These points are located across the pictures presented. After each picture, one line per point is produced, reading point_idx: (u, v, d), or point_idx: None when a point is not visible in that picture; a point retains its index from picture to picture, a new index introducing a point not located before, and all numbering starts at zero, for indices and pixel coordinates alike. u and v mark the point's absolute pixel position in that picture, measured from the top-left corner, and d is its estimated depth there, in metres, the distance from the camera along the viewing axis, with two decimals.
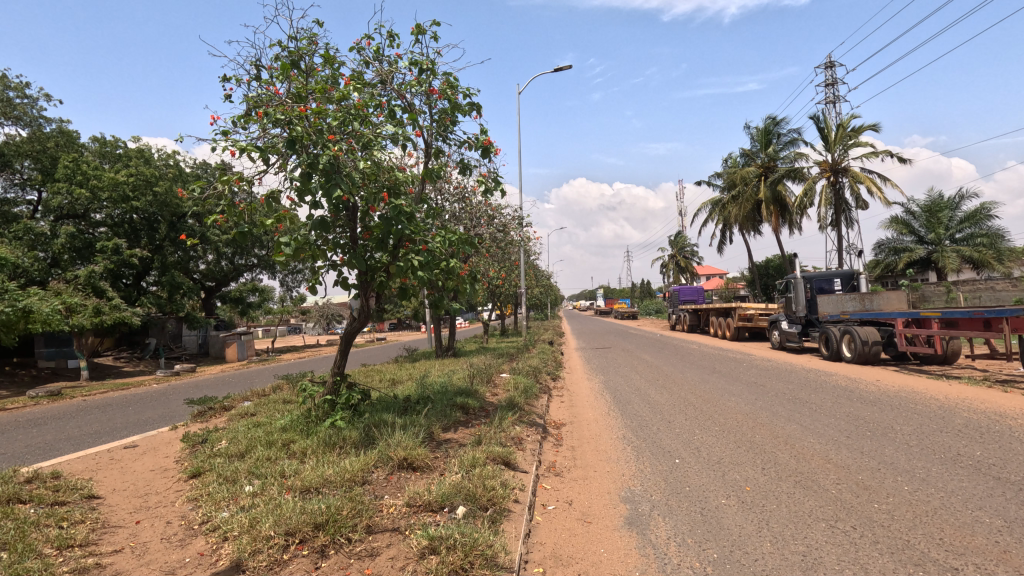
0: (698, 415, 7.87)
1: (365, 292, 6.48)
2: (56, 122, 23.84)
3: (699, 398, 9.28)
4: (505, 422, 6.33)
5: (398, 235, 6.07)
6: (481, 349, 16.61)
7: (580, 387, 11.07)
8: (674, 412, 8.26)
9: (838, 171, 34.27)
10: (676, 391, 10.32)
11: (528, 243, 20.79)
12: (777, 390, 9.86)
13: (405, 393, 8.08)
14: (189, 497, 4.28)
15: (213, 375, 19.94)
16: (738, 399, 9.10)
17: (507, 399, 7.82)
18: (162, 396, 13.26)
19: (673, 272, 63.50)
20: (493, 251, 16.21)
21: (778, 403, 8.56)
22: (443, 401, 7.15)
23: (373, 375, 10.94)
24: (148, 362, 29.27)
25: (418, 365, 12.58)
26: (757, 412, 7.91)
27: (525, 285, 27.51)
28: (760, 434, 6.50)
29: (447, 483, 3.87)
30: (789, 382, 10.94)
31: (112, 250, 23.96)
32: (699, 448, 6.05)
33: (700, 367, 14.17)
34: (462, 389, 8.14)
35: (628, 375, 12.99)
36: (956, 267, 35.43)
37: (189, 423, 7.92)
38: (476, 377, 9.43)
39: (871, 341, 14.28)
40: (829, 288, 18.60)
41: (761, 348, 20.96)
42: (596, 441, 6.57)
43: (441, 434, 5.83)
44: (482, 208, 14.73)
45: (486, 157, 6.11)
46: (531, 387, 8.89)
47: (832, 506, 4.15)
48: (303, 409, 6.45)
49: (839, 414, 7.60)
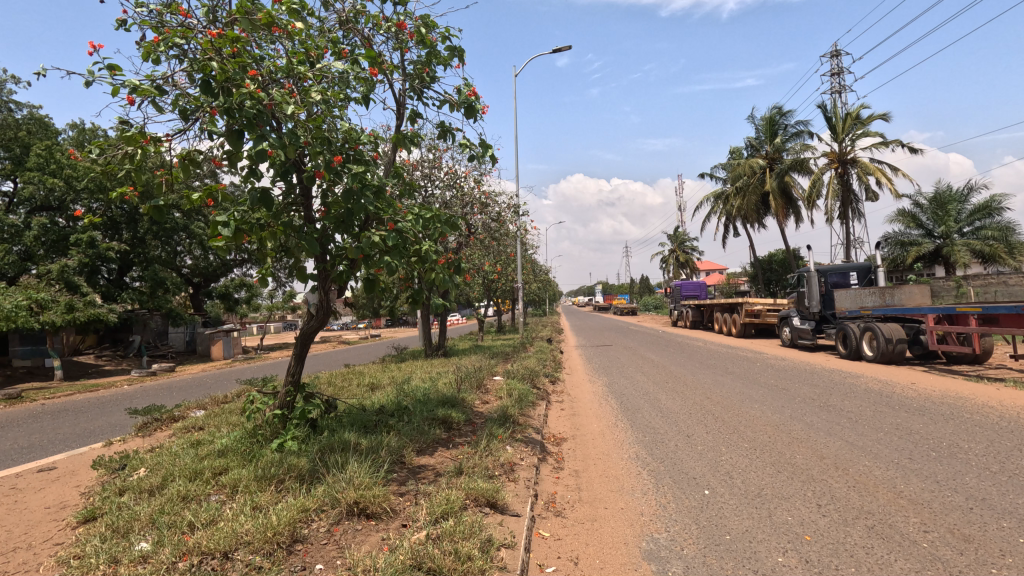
0: (720, 428, 6.77)
1: (325, 286, 5.33)
2: (26, 108, 22.61)
3: (719, 406, 8.17)
4: (494, 441, 5.22)
5: (362, 214, 4.91)
6: (475, 348, 15.46)
7: (582, 391, 9.96)
8: (691, 423, 7.15)
9: (846, 162, 33.15)
10: (690, 396, 9.23)
11: (525, 235, 19.66)
12: (803, 396, 8.76)
13: (379, 403, 6.95)
14: (59, 559, 3.15)
15: (191, 375, 18.82)
16: (762, 405, 8.01)
17: (498, 410, 6.71)
18: (124, 400, 12.10)
19: (673, 267, 62.41)
20: (487, 243, 15.06)
21: (808, 412, 7.48)
22: (422, 414, 6.03)
23: (351, 379, 9.80)
24: (130, 361, 28.11)
25: (403, 366, 11.47)
26: (789, 423, 6.80)
27: (522, 280, 26.37)
28: (802, 455, 5.40)
29: (403, 551, 2.78)
30: (812, 384, 9.87)
31: (87, 242, 22.72)
32: (731, 475, 4.93)
33: (711, 367, 13.04)
34: (447, 398, 7.05)
35: (634, 377, 11.88)
36: (967, 261, 34.38)
37: (128, 438, 6.75)
38: (465, 382, 8.31)
39: (895, 339, 13.23)
40: (844, 282, 17.56)
41: (771, 346, 19.90)
42: (603, 463, 5.49)
43: (414, 459, 4.74)
44: (477, 194, 13.60)
45: (471, 115, 4.94)
46: (527, 394, 7.78)
47: (934, 571, 3.07)
48: (249, 427, 5.32)
49: (885, 426, 6.51)
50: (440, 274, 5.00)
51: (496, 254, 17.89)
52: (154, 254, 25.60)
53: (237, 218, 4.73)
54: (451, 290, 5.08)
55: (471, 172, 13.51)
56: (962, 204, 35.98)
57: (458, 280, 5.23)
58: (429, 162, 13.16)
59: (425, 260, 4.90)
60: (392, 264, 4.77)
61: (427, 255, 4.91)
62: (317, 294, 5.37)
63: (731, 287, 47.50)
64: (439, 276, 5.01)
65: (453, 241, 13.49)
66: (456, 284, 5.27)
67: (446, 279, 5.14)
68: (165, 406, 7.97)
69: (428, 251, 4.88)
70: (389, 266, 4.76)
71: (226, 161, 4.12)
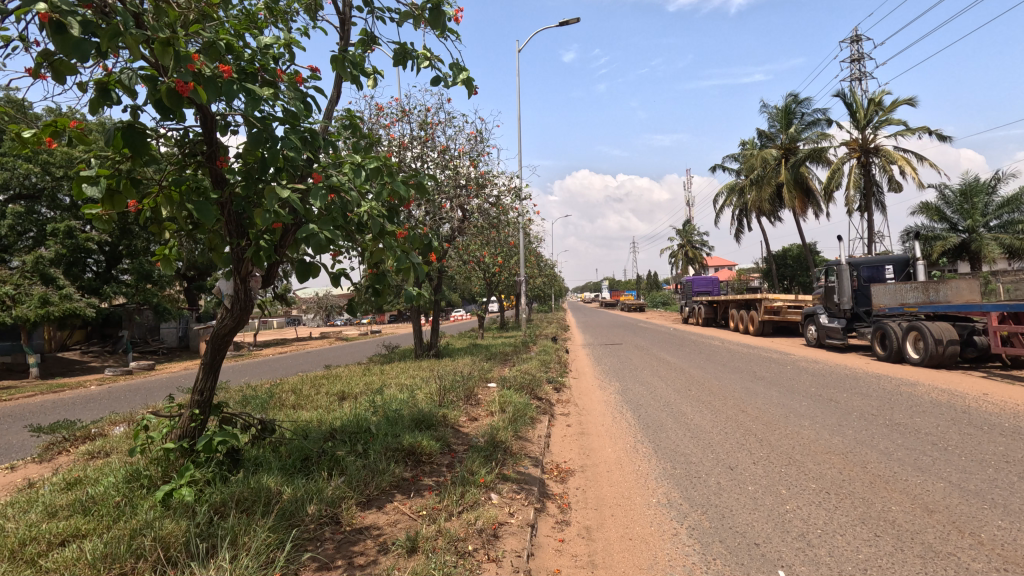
0: (771, 457, 5.29)
1: (239, 270, 3.83)
2: None
3: (759, 423, 6.70)
4: (473, 488, 3.80)
5: (284, 166, 3.40)
6: (472, 347, 14.06)
7: (591, 401, 8.55)
8: (732, 448, 5.66)
9: (869, 151, 31.31)
10: (719, 408, 7.78)
11: (528, 224, 18.23)
12: (858, 410, 7.27)
13: (338, 423, 5.50)
14: None
15: (170, 375, 17.61)
16: (814, 424, 6.52)
17: (485, 433, 5.24)
18: (76, 405, 10.81)
19: (682, 263, 60.65)
20: (484, 232, 13.61)
21: (878, 434, 5.97)
22: (385, 441, 4.58)
23: (321, 385, 8.40)
24: (117, 358, 26.96)
25: (386, 370, 10.09)
26: (861, 452, 5.29)
27: (525, 274, 24.91)
28: (899, 506, 3.92)
29: None
30: (864, 395, 8.35)
31: (65, 232, 21.42)
32: (809, 540, 3.46)
33: (737, 371, 11.55)
34: (426, 415, 5.63)
35: (650, 382, 10.41)
36: (995, 256, 32.48)
37: (20, 464, 5.38)
38: (452, 393, 6.85)
39: (945, 341, 11.72)
40: (879, 276, 15.97)
41: (794, 346, 18.39)
42: (626, 513, 4.04)
43: (355, 520, 3.30)
44: (472, 178, 12.20)
45: (438, 27, 3.45)
46: (525, 409, 6.34)
47: None
48: (140, 464, 3.87)
49: (991, 457, 5.00)
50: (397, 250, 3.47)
51: (492, 243, 16.51)
52: (140, 245, 24.33)
53: (100, 169, 3.28)
54: (414, 272, 3.52)
55: (466, 153, 12.12)
56: (991, 196, 34.01)
57: (425, 259, 3.71)
58: (421, 140, 11.80)
59: (371, 227, 3.37)
60: (325, 234, 3.25)
61: (374, 224, 3.34)
62: (232, 284, 3.89)
63: (743, 284, 45.82)
64: (390, 250, 3.43)
65: (445, 227, 12.24)
66: (423, 265, 3.73)
67: (407, 257, 3.61)
68: (87, 420, 6.59)
69: (373, 215, 3.33)
70: (317, 237, 3.24)
71: (46, 70, 2.65)
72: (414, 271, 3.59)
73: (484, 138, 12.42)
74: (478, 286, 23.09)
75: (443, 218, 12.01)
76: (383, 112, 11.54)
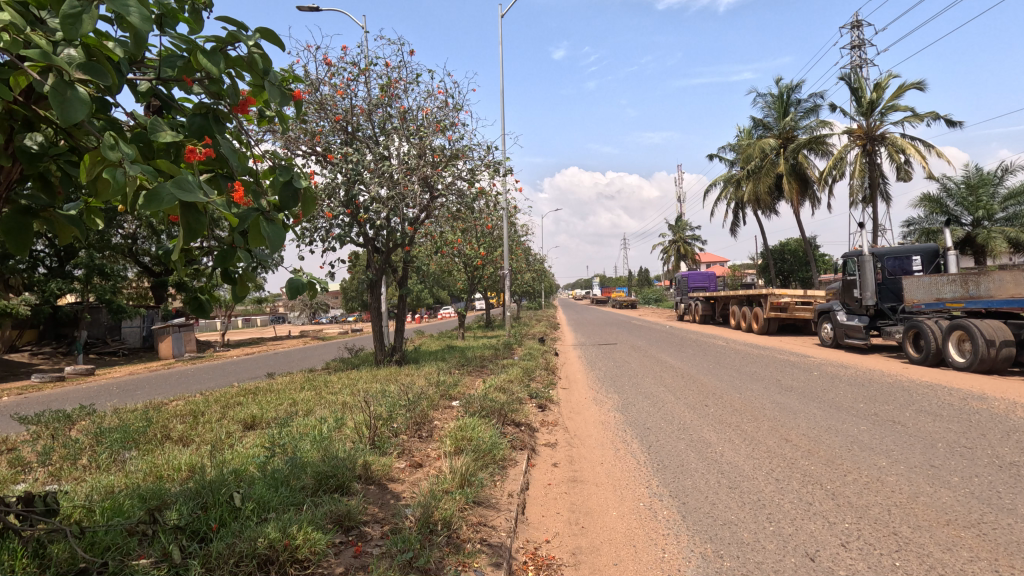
0: (866, 534, 3.42)
1: None
2: None
3: (819, 463, 4.83)
4: None
5: None
6: (446, 351, 12.11)
7: (584, 423, 6.70)
8: (797, 512, 3.79)
9: (875, 139, 29.65)
10: (750, 434, 5.96)
11: (510, 210, 16.36)
12: (943, 440, 5.43)
13: (198, 488, 3.57)
14: None
15: (109, 381, 15.54)
16: (897, 465, 4.65)
17: (418, 502, 3.34)
18: None
19: (674, 258, 58.99)
20: (457, 217, 11.70)
21: (1003, 486, 4.10)
22: (236, 536, 2.65)
23: (234, 408, 6.38)
24: (68, 360, 24.69)
25: (332, 384, 8.20)
26: (1002, 527, 3.42)
27: (511, 268, 22.90)
28: None
29: None
30: (932, 415, 6.52)
31: None
32: None
33: (756, 379, 9.75)
34: (337, 465, 3.74)
35: (656, 395, 8.55)
36: (1002, 250, 30.96)
37: None
38: (390, 425, 4.92)
39: (999, 343, 9.98)
40: (905, 268, 14.21)
41: (806, 345, 16.68)
42: None
43: None
44: (441, 152, 10.24)
45: None
46: (494, 449, 4.48)
47: None
48: None
49: None
50: (131, 166, 1.49)
51: (468, 230, 14.60)
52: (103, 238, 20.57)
53: None
54: (186, 230, 1.55)
55: (434, 122, 10.13)
56: (996, 188, 32.52)
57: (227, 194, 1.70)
58: (379, 103, 9.85)
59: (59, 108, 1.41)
60: None
61: (61, 107, 1.40)
62: None
63: (739, 279, 44.22)
64: (106, 169, 1.47)
65: (412, 210, 10.37)
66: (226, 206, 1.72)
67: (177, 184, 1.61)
68: None
69: (56, 85, 1.40)
70: None
71: None
72: (192, 220, 1.59)
73: (456, 104, 10.45)
74: (460, 281, 21.06)
75: (410, 200, 10.16)
76: (332, 69, 9.55)
